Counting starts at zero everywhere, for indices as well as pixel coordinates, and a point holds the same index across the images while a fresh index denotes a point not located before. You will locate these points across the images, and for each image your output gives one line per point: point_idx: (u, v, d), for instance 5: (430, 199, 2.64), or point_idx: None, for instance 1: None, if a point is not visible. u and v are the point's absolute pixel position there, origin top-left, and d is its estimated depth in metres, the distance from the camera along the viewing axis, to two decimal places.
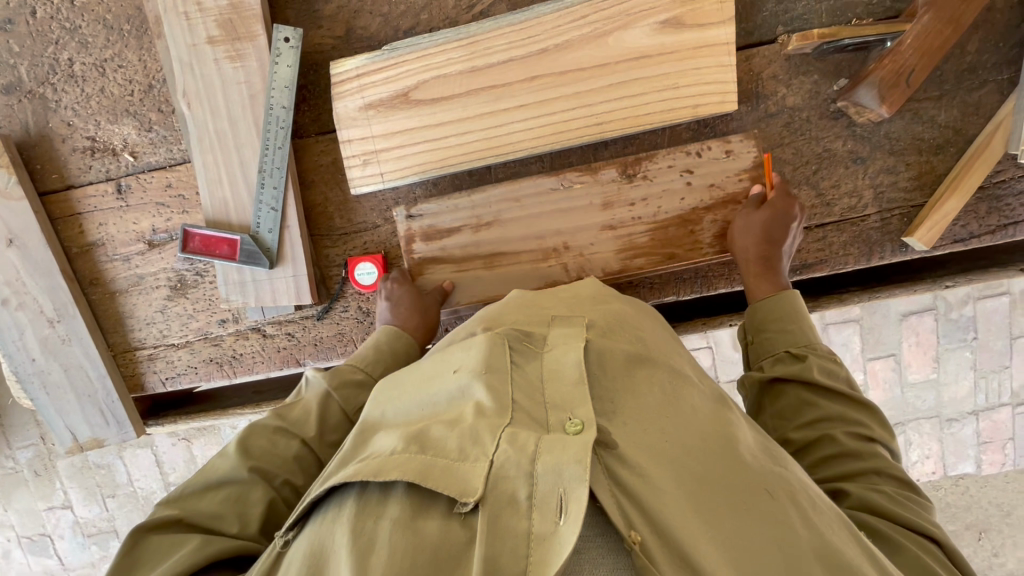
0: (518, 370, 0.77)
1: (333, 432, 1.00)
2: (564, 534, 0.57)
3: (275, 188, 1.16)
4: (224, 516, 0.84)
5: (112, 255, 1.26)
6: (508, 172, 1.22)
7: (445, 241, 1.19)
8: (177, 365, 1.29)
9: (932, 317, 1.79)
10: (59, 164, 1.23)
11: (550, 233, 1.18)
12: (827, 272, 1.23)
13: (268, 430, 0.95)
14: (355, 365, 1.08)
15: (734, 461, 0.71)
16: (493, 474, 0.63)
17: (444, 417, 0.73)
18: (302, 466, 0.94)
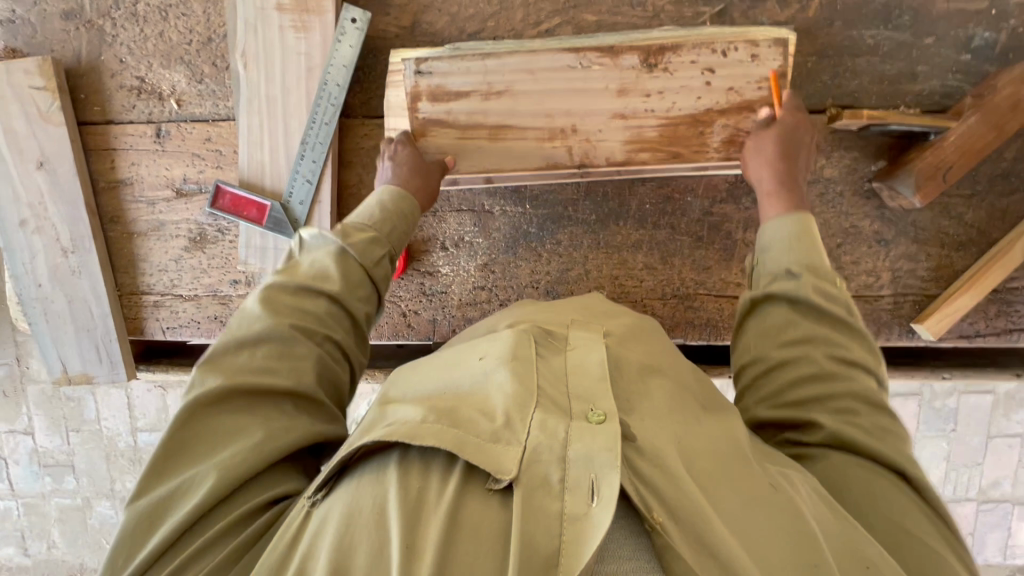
0: (541, 360, 0.82)
1: (359, 286, 0.97)
2: (598, 514, 0.62)
3: (314, 161, 1.16)
4: (276, 369, 0.83)
5: (138, 196, 1.26)
6: (543, 190, 1.23)
7: (453, 105, 1.10)
8: (180, 317, 1.29)
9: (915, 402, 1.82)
10: (103, 98, 1.23)
11: (559, 112, 1.10)
12: None
13: (288, 291, 0.92)
14: (361, 224, 1.05)
15: (737, 455, 0.76)
16: (526, 458, 0.67)
17: (471, 397, 0.76)
18: (336, 321, 0.93)
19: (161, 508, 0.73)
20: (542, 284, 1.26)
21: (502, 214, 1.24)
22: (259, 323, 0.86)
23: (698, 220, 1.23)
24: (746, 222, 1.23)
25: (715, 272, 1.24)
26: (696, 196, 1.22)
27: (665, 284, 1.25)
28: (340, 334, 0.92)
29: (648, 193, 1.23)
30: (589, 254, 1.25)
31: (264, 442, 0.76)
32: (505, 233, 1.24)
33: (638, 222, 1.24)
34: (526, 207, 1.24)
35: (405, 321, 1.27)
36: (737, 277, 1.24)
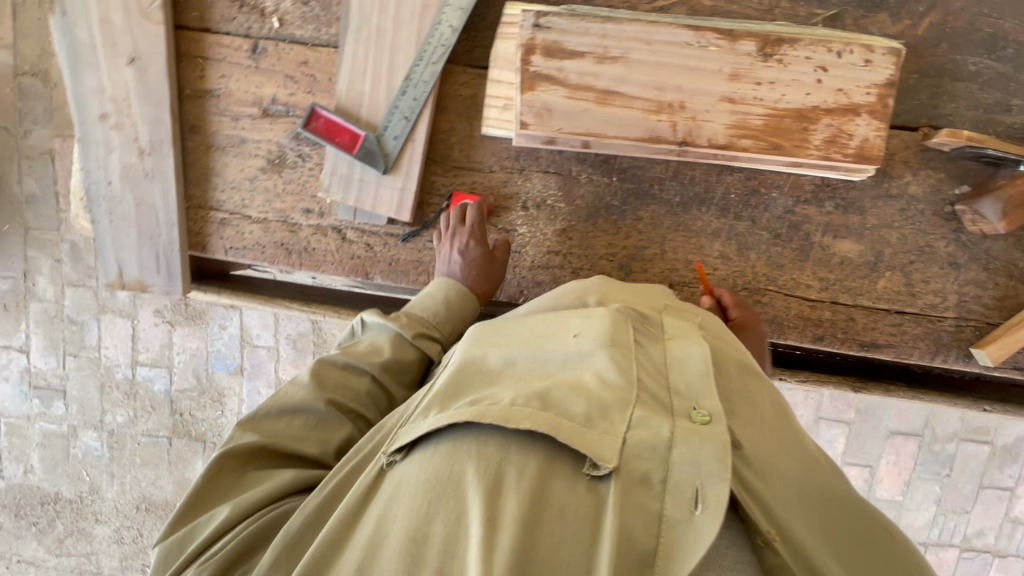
0: (640, 349, 0.89)
1: (404, 372, 1.06)
2: (701, 525, 0.67)
3: (415, 99, 1.14)
4: (305, 440, 0.94)
5: (223, 109, 1.23)
6: (632, 164, 1.23)
7: (567, 62, 1.10)
8: (246, 238, 1.26)
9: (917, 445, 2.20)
10: (203, 5, 1.20)
11: (670, 87, 1.10)
12: (890, 356, 1.27)
13: (339, 366, 1.02)
14: (423, 317, 1.12)
15: (824, 474, 0.84)
16: (627, 451, 0.72)
17: (570, 375, 0.83)
18: (374, 402, 1.02)
19: (186, 540, 0.83)
20: (617, 258, 1.25)
21: (588, 182, 1.24)
22: (305, 387, 0.98)
23: (778, 218, 1.24)
24: (825, 226, 1.24)
25: (787, 271, 1.25)
26: (782, 193, 1.23)
27: (736, 275, 1.26)
28: (375, 415, 1.02)
29: (734, 183, 1.24)
30: (668, 235, 1.25)
31: (290, 481, 0.88)
32: (588, 201, 1.24)
33: (721, 211, 1.24)
34: (612, 179, 1.23)
35: None
36: (808, 279, 1.25)
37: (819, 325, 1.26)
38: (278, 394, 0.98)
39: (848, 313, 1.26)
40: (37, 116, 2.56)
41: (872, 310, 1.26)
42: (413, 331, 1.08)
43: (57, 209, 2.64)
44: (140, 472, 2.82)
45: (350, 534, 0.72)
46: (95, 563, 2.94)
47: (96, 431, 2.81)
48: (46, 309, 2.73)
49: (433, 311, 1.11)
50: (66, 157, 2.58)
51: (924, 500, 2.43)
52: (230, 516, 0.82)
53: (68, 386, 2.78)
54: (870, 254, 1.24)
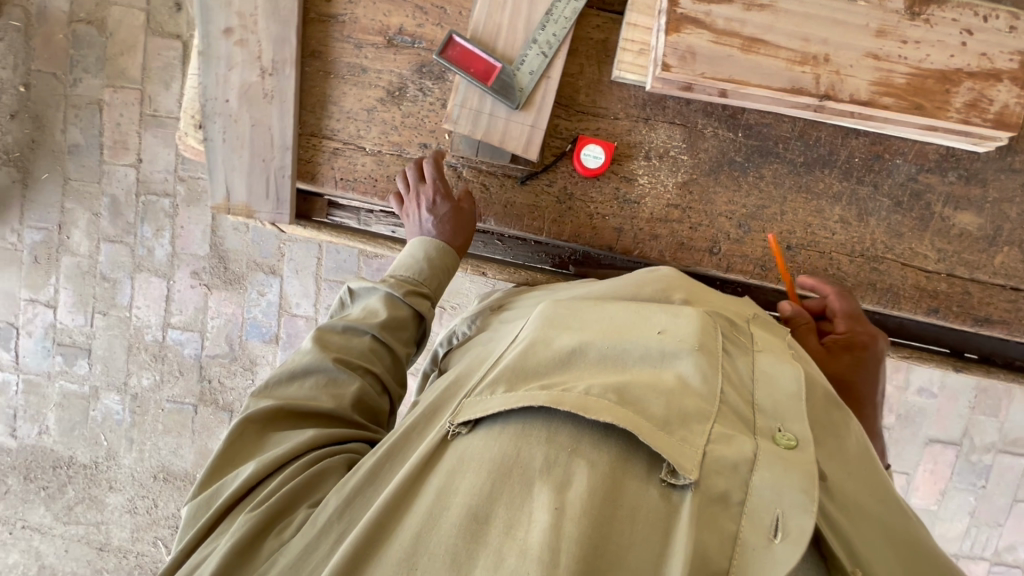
0: (727, 358, 0.85)
1: (403, 329, 1.05)
2: (778, 550, 0.66)
3: (555, 35, 1.13)
4: (320, 398, 0.94)
5: (346, 36, 1.19)
6: (758, 121, 1.21)
7: (714, 7, 1.09)
8: (358, 171, 1.21)
9: (953, 452, 2.37)
10: None
11: (816, 39, 1.09)
12: (1003, 333, 1.26)
13: (338, 330, 1.01)
14: (406, 274, 1.09)
15: (914, 525, 0.79)
16: (707, 465, 0.71)
17: (650, 375, 0.79)
18: (379, 359, 1.01)
19: (212, 496, 0.84)
20: (736, 216, 1.23)
21: (713, 136, 1.21)
22: (309, 352, 0.97)
23: (900, 185, 1.23)
24: (946, 197, 1.23)
25: (906, 240, 1.24)
26: (905, 160, 1.22)
27: (854, 240, 1.24)
28: (382, 370, 1.01)
29: (857, 148, 1.23)
30: (788, 195, 1.23)
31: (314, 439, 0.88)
32: (712, 155, 1.22)
33: (843, 174, 1.23)
34: (737, 134, 1.22)
35: (591, 223, 1.22)
36: (926, 250, 1.24)
37: (934, 297, 1.24)
38: (286, 363, 0.98)
39: (964, 287, 1.24)
40: (90, 65, 2.50)
41: (986, 285, 1.24)
42: (404, 290, 1.05)
43: (101, 161, 2.56)
44: (160, 439, 2.71)
45: (407, 505, 0.71)
46: (104, 533, 2.80)
47: (119, 393, 2.70)
48: (78, 264, 2.63)
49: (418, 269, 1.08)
50: (116, 107, 2.52)
51: (958, 511, 2.41)
52: (254, 473, 0.83)
53: (93, 345, 2.68)
54: (988, 229, 1.23)
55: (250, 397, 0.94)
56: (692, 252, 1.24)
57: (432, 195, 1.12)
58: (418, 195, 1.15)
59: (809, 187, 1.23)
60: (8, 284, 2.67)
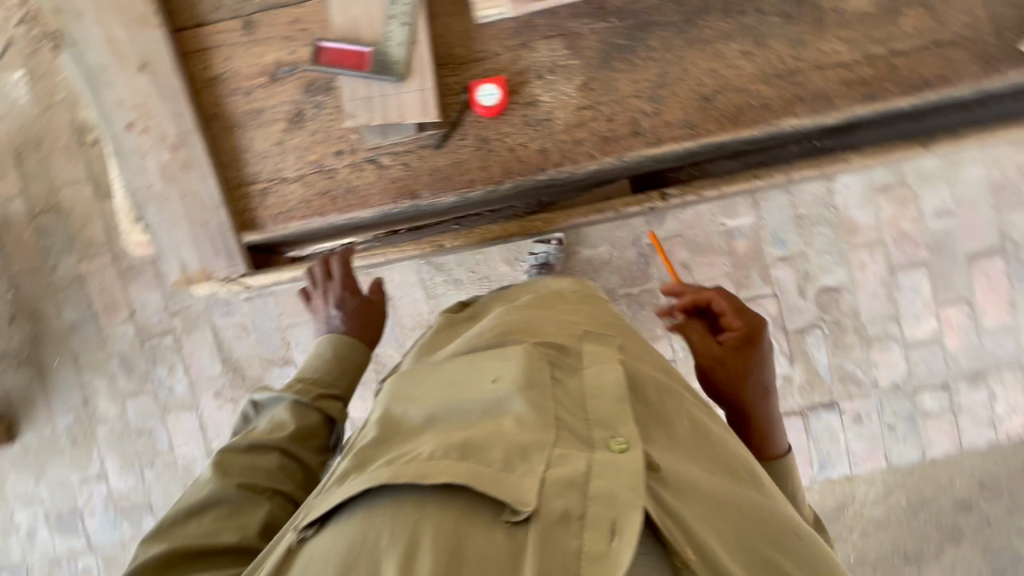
0: (557, 384, 0.85)
1: (313, 437, 1.13)
2: (618, 553, 0.63)
3: (408, 3, 1.20)
4: (224, 529, 0.93)
5: (235, 89, 1.27)
6: (624, 2, 1.25)
7: None
8: (290, 200, 1.27)
9: (1002, 259, 2.25)
10: (193, 4, 1.28)
11: None
12: (948, 89, 1.23)
13: (244, 450, 1.05)
14: (306, 375, 1.22)
15: (741, 494, 0.83)
16: (542, 493, 0.68)
17: (487, 423, 0.79)
18: (287, 475, 1.06)
19: None
20: (643, 93, 1.25)
21: (590, 33, 1.25)
22: (211, 482, 0.99)
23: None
24: None
25: (811, 46, 1.24)
26: None
27: (763, 67, 1.24)
28: (292, 487, 1.05)
29: None
30: (683, 53, 1.25)
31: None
32: (597, 49, 1.25)
33: (724, 13, 1.25)
34: (611, 21, 1.25)
35: (515, 156, 1.25)
36: (834, 46, 1.24)
37: (864, 83, 1.23)
38: (183, 500, 0.98)
39: (887, 63, 1.23)
40: (61, 248, 2.67)
41: (909, 53, 1.23)
42: (311, 396, 1.17)
43: (99, 328, 2.69)
44: None
45: None
46: None
47: None
48: (113, 428, 2.72)
49: (324, 367, 1.23)
50: (95, 274, 2.67)
51: None
52: None
53: (152, 500, 2.73)
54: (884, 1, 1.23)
55: (140, 545, 0.91)
56: (619, 142, 1.25)
57: (339, 293, 1.35)
58: (327, 292, 1.38)
59: (698, 38, 1.25)
60: (59, 473, 2.77)
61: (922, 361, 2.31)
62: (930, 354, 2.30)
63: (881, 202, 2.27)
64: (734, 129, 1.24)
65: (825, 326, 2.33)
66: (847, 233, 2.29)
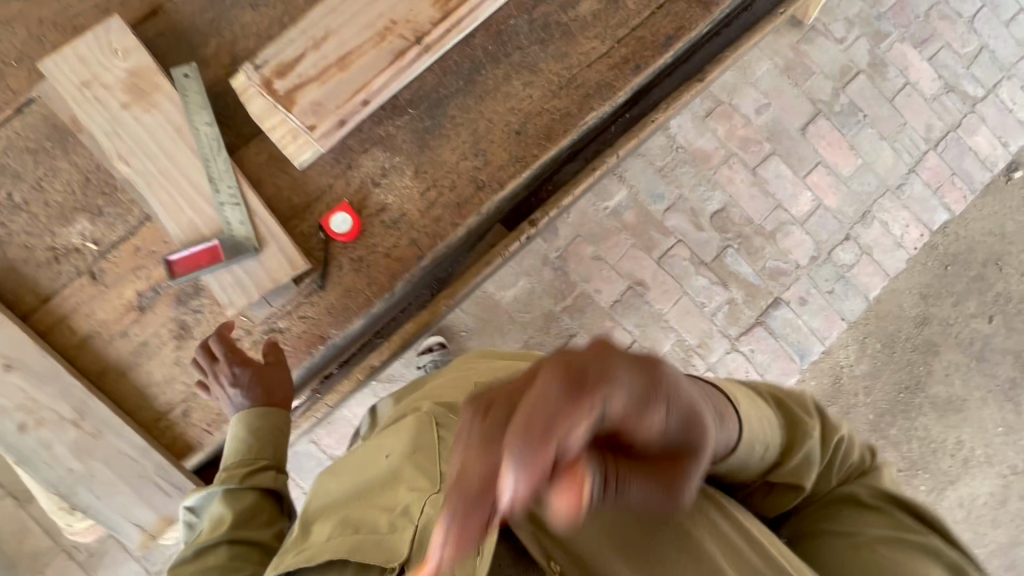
0: (442, 441, 1.03)
1: (259, 514, 1.13)
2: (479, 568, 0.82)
3: (231, 186, 1.27)
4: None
5: (110, 337, 1.27)
6: (411, 92, 1.39)
7: (299, 67, 1.26)
8: (214, 406, 1.27)
9: (825, 117, 2.52)
10: (31, 285, 1.28)
11: (376, 17, 1.29)
12: (688, 34, 1.46)
13: (192, 558, 1.05)
14: (232, 462, 1.18)
15: None
16: (413, 540, 0.91)
17: (380, 489, 1.01)
18: (244, 558, 1.06)
19: None
20: (467, 153, 1.38)
21: (398, 129, 1.37)
22: None
23: (532, 31, 1.43)
24: (562, 6, 1.44)
25: (572, 53, 1.44)
26: (516, 17, 1.43)
27: (547, 86, 1.42)
28: (252, 568, 1.04)
29: (484, 41, 1.43)
30: (481, 107, 1.40)
31: None
32: (411, 140, 1.37)
33: (495, 62, 1.42)
34: (409, 112, 1.38)
35: (392, 258, 1.33)
36: (590, 45, 1.44)
37: (627, 60, 1.44)
38: None
39: (635, 38, 1.45)
40: None
41: (646, 23, 1.46)
42: (239, 479, 1.15)
43: None
44: None
45: None
46: None
47: None
48: None
49: (245, 447, 1.19)
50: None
51: (874, 144, 2.54)
52: None
53: None
54: None
55: None
56: (471, 202, 1.36)
57: (230, 372, 1.20)
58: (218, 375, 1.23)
59: (485, 91, 1.41)
60: None
61: (819, 227, 2.51)
62: (822, 219, 2.51)
63: (712, 125, 2.47)
64: (554, 143, 1.40)
65: (734, 242, 2.47)
66: (703, 161, 2.46)
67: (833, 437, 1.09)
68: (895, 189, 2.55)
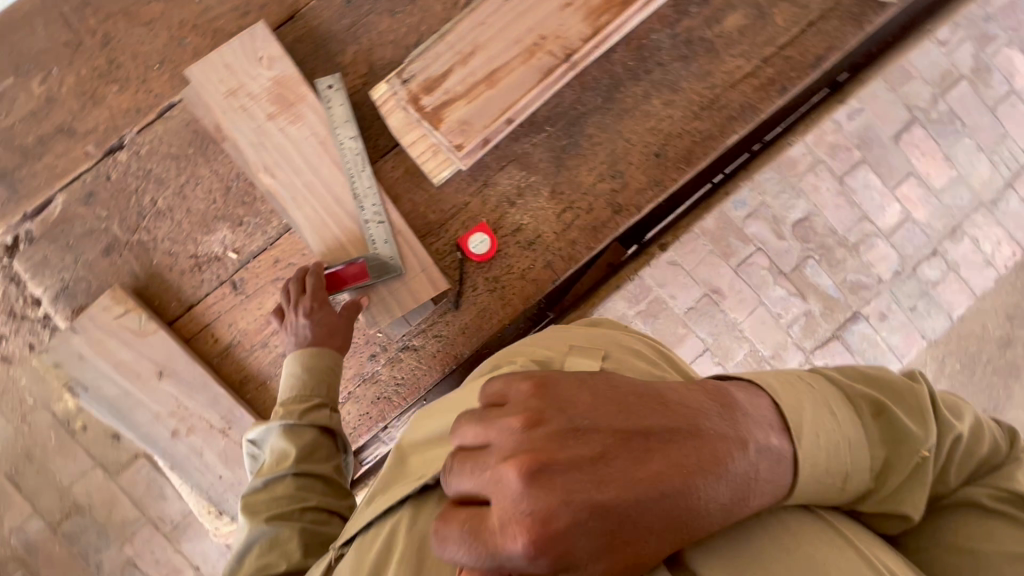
0: None
1: (318, 449, 1.05)
2: None
3: (375, 204, 1.27)
4: (270, 562, 0.89)
5: (251, 347, 1.30)
6: (548, 109, 1.35)
7: (446, 83, 1.24)
8: (350, 421, 1.30)
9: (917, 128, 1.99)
10: (174, 292, 1.30)
11: (524, 33, 1.26)
12: (839, 54, 1.38)
13: (260, 488, 0.98)
14: (288, 396, 1.11)
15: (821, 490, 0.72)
16: None
17: None
18: (312, 489, 0.99)
19: None
20: (604, 175, 1.35)
21: (535, 147, 1.34)
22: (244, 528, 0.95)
23: (673, 46, 1.37)
24: (706, 22, 1.38)
25: (715, 72, 1.37)
26: (658, 32, 1.37)
27: (688, 106, 1.37)
28: (318, 498, 0.98)
29: (624, 55, 1.37)
30: (619, 126, 1.36)
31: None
32: (548, 159, 1.35)
33: (634, 79, 1.37)
34: (546, 129, 1.35)
35: (526, 279, 1.32)
36: (735, 63, 1.38)
37: (773, 81, 1.37)
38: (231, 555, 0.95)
39: (782, 57, 1.38)
40: None
41: (794, 41, 1.38)
42: (298, 416, 1.06)
43: None
44: None
45: None
46: None
47: None
48: None
49: (298, 385, 1.12)
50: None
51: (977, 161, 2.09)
52: None
53: None
54: (753, 10, 1.38)
55: None
56: (607, 226, 1.34)
57: (309, 307, 1.18)
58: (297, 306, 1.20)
59: (622, 108, 1.36)
60: None
61: (906, 241, 1.91)
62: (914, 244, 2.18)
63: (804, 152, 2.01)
64: (692, 168, 1.36)
65: (815, 253, 1.86)
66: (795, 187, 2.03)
67: (945, 433, 0.74)
68: (989, 205, 1.95)
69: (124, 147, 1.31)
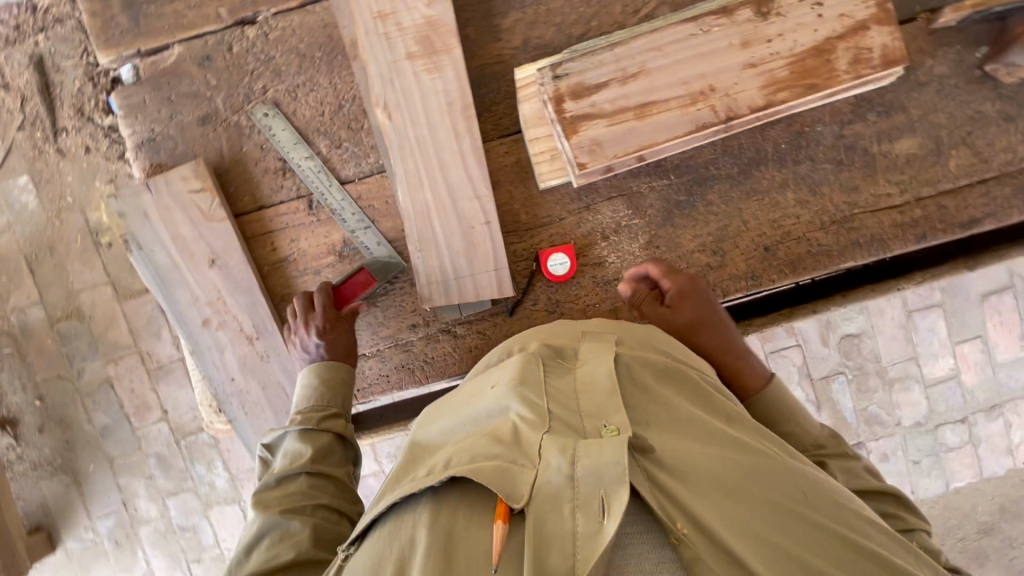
0: (550, 384, 0.83)
1: (332, 453, 1.07)
2: (605, 529, 0.63)
3: (354, 212, 1.26)
4: (279, 553, 0.90)
5: (304, 269, 1.28)
6: (680, 158, 1.27)
7: (596, 96, 1.16)
8: (368, 376, 1.30)
9: (1011, 295, 1.82)
10: (252, 187, 1.27)
11: (695, 77, 1.16)
12: (996, 226, 1.27)
13: (273, 485, 1.00)
14: (303, 405, 1.11)
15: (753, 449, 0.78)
16: (537, 482, 0.69)
17: (487, 430, 0.79)
18: (324, 490, 1.01)
19: None
20: (706, 246, 1.28)
21: (651, 191, 1.28)
22: (256, 520, 0.96)
23: (832, 146, 1.28)
24: (877, 135, 1.27)
25: (863, 190, 1.28)
26: (825, 125, 1.27)
27: (820, 214, 1.28)
28: (329, 498, 1.00)
29: (779, 134, 1.28)
30: (742, 205, 1.28)
31: None
32: (658, 208, 1.28)
33: (778, 163, 1.28)
34: (670, 177, 1.28)
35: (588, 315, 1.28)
36: (886, 190, 1.28)
37: (916, 225, 1.27)
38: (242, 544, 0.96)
39: (937, 203, 1.27)
40: None
41: (957, 192, 1.27)
42: (314, 420, 1.08)
43: None
44: None
45: None
46: None
47: None
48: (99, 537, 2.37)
49: (313, 397, 1.11)
50: (42, 362, 2.13)
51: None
52: None
53: None
54: (930, 143, 1.27)
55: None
56: None
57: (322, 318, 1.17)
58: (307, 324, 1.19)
59: (753, 188, 1.28)
60: None
61: (941, 397, 1.88)
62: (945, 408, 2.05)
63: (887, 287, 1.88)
64: (795, 276, 1.28)
65: (849, 371, 1.89)
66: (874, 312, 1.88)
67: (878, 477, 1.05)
68: None
69: (255, 23, 1.25)
